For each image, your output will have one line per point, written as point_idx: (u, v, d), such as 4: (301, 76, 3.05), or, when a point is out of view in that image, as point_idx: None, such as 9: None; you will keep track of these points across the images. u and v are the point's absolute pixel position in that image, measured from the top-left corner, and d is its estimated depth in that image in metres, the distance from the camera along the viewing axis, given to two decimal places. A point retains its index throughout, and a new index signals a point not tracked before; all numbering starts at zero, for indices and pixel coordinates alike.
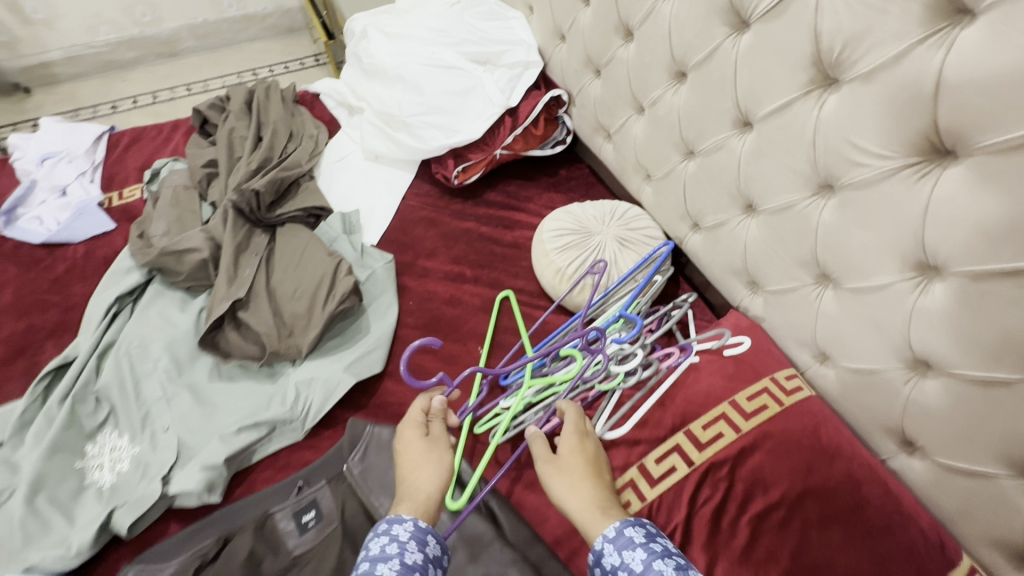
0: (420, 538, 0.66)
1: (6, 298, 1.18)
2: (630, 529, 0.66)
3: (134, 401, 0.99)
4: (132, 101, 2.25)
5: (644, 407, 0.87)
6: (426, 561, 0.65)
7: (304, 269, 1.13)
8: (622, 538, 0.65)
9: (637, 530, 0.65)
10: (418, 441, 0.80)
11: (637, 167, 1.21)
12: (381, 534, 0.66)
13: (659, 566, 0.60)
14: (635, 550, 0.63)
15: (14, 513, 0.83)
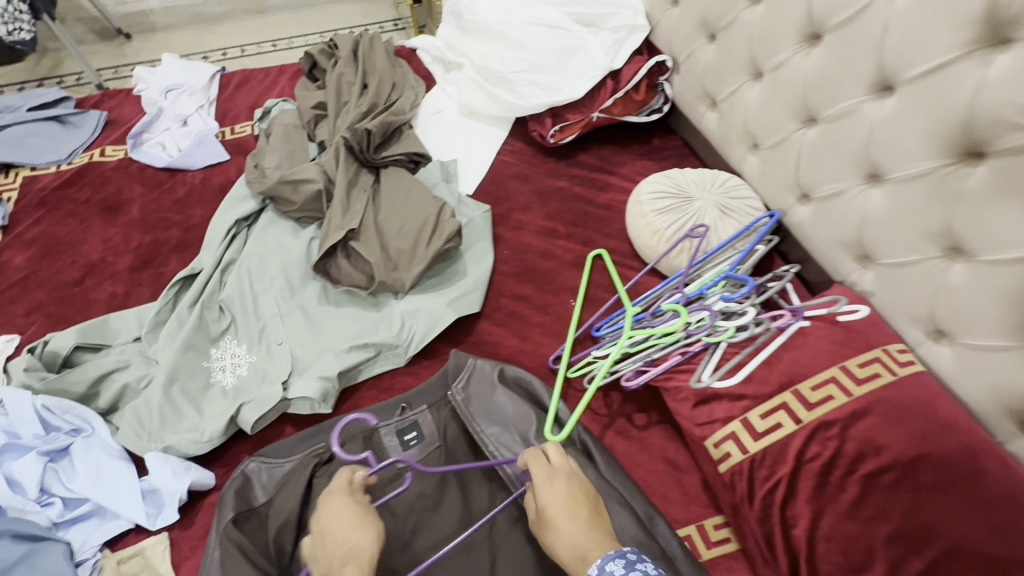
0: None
1: (134, 214, 1.27)
2: (610, 563, 0.63)
3: (253, 314, 1.06)
4: (223, 54, 2.34)
5: (750, 363, 0.87)
6: None
7: (408, 208, 1.16)
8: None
9: (617, 563, 0.62)
10: (345, 506, 0.72)
11: (744, 136, 1.19)
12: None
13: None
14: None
15: (154, 397, 0.92)
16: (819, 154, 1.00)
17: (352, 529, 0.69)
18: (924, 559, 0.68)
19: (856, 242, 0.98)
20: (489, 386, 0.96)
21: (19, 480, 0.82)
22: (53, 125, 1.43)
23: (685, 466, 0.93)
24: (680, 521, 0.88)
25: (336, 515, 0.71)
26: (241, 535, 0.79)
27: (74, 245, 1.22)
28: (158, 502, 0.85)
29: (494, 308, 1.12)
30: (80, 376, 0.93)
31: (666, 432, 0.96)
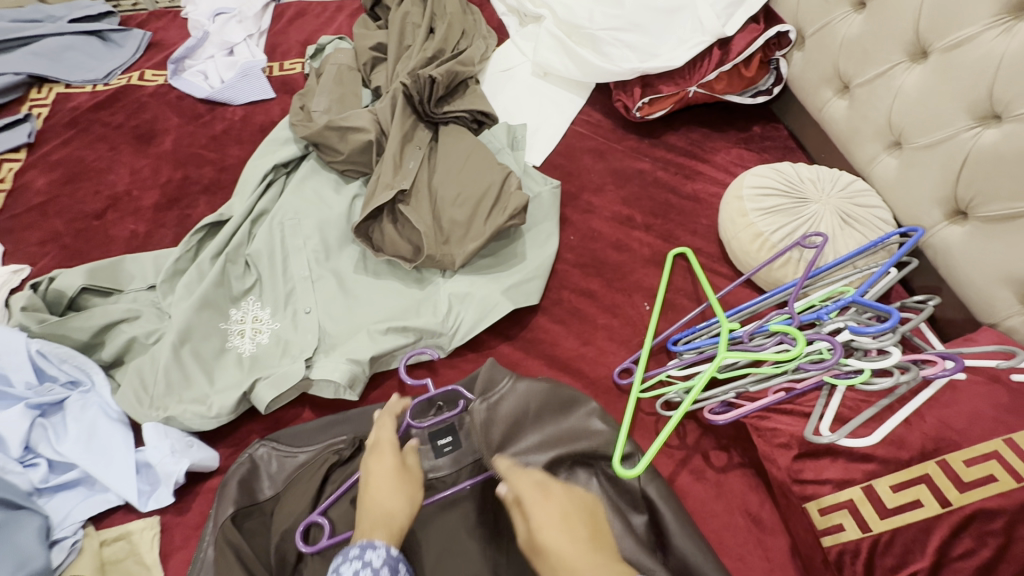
0: (393, 564, 0.56)
1: (165, 146, 1.15)
2: None
3: (282, 275, 0.93)
4: None
5: (886, 420, 0.68)
6: None
7: (468, 174, 1.00)
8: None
9: None
10: (387, 464, 0.68)
11: (883, 130, 0.98)
12: (352, 559, 0.55)
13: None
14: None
15: (162, 357, 0.80)
16: (1001, 161, 0.78)
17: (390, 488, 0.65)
18: None
19: None
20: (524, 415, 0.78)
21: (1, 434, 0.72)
22: (94, 41, 1.31)
23: (771, 526, 0.75)
24: None
25: (376, 471, 0.67)
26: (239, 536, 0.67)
27: (100, 173, 1.10)
28: (153, 479, 0.74)
29: (554, 302, 0.96)
30: (84, 322, 0.81)
31: (750, 479, 0.79)
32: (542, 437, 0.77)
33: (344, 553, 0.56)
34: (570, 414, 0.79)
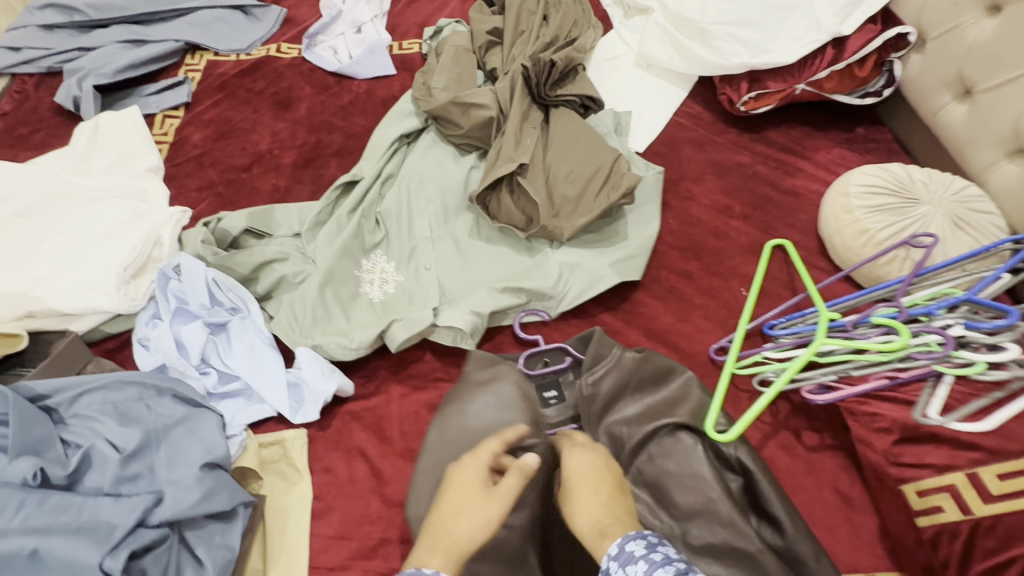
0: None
1: (301, 112, 1.27)
2: (632, 542, 0.57)
3: (407, 234, 1.02)
4: None
5: (995, 410, 0.70)
6: None
7: (581, 154, 1.06)
8: (623, 554, 0.56)
9: (639, 543, 0.57)
10: (478, 487, 0.72)
11: (1008, 138, 0.97)
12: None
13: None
14: (636, 563, 0.54)
15: (311, 294, 0.91)
16: None
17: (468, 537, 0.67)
18: None
19: None
20: (626, 388, 0.83)
21: (185, 344, 0.85)
22: (238, 15, 1.45)
23: (859, 503, 0.79)
24: (845, 565, 0.75)
25: (467, 496, 0.71)
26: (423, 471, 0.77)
27: (245, 132, 1.23)
28: (300, 397, 0.85)
29: (653, 280, 1.01)
30: (247, 258, 0.94)
31: (840, 460, 0.82)
32: (643, 408, 0.82)
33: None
34: (669, 384, 0.84)
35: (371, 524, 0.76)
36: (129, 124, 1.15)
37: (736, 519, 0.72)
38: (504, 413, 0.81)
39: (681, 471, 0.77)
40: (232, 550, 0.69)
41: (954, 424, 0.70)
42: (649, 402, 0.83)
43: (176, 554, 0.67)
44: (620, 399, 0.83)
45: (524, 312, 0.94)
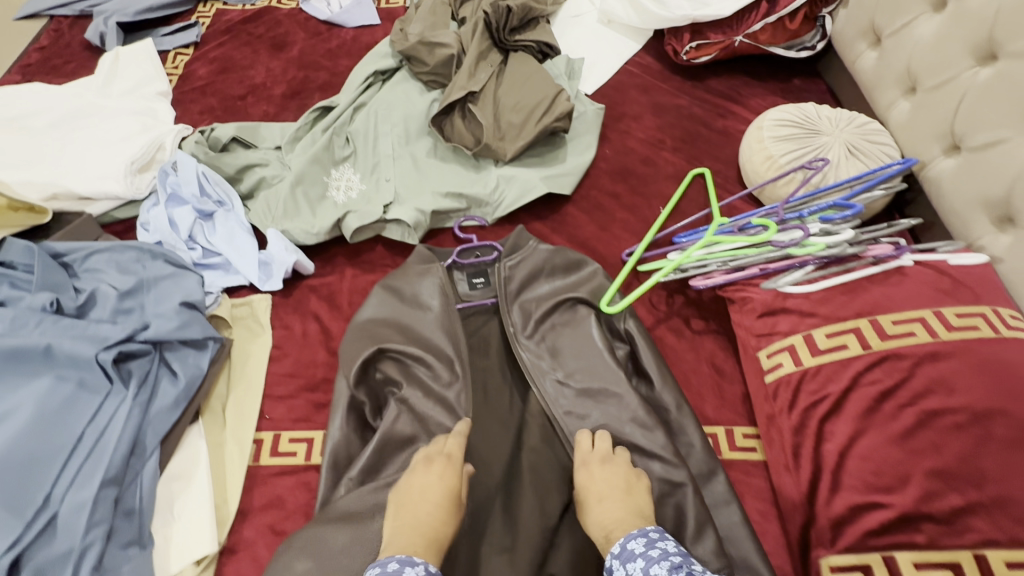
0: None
1: (293, 53, 1.43)
2: (633, 541, 0.65)
3: (372, 151, 1.18)
4: None
5: (833, 278, 0.85)
6: None
7: (528, 88, 1.20)
8: (625, 551, 0.64)
9: (639, 541, 0.64)
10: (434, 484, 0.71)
11: (903, 77, 1.08)
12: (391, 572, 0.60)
13: (657, 571, 0.59)
14: (635, 561, 0.62)
15: (284, 191, 1.08)
16: (991, 98, 0.88)
17: (441, 516, 0.68)
18: (964, 498, 0.64)
19: (1003, 202, 0.87)
20: (539, 271, 0.97)
21: (177, 224, 1.03)
22: None
23: (729, 374, 0.93)
24: (709, 419, 0.89)
25: (436, 489, 0.70)
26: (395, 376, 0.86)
27: (243, 68, 1.41)
28: (269, 272, 1.01)
29: (582, 197, 1.15)
30: (233, 161, 1.11)
31: (720, 342, 0.95)
32: (553, 287, 0.96)
33: (383, 565, 0.61)
34: (578, 271, 0.98)
35: (317, 367, 0.93)
36: (144, 56, 1.33)
37: (614, 369, 0.87)
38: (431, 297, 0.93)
39: (577, 335, 0.91)
40: (202, 369, 0.86)
41: (790, 287, 0.87)
42: (556, 283, 0.97)
43: (156, 366, 0.84)
44: (534, 280, 0.97)
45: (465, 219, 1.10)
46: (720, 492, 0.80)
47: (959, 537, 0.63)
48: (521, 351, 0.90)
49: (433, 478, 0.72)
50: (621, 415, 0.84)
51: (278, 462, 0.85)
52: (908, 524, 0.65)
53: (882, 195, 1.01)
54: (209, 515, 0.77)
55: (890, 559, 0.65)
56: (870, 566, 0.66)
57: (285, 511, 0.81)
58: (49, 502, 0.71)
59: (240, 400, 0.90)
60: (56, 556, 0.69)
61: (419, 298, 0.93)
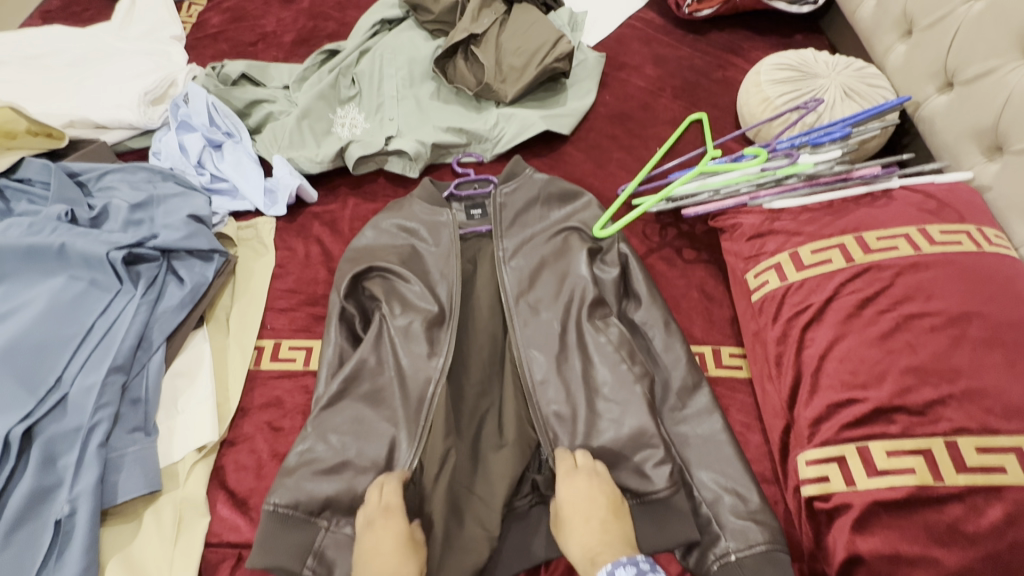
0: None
1: (303, 4, 1.46)
2: (621, 569, 0.64)
3: (377, 91, 1.21)
4: None
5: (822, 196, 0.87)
6: None
7: (531, 32, 1.22)
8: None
9: (628, 570, 0.64)
10: (393, 532, 0.67)
11: (900, 21, 1.08)
12: None
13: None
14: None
15: (290, 124, 1.12)
16: (981, 30, 0.89)
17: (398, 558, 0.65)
18: (938, 391, 0.66)
19: (993, 131, 0.88)
20: (535, 199, 0.99)
21: (187, 150, 1.06)
22: None
23: (718, 299, 0.95)
24: (697, 339, 0.91)
25: (375, 537, 0.67)
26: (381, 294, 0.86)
27: (255, 17, 1.44)
28: (274, 198, 1.04)
29: (580, 138, 1.18)
30: (242, 95, 1.15)
31: (710, 271, 0.97)
32: (546, 216, 0.98)
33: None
34: (572, 201, 1.00)
35: (318, 284, 0.97)
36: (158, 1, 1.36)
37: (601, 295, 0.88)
38: (445, 238, 0.94)
39: (564, 261, 0.92)
40: (207, 278, 0.89)
41: (779, 206, 0.89)
42: (550, 211, 0.99)
43: (164, 272, 0.87)
44: (529, 207, 0.99)
45: (463, 155, 1.12)
46: (703, 403, 0.82)
47: (932, 426, 0.64)
48: (505, 279, 0.91)
49: (387, 533, 0.67)
50: (602, 332, 0.84)
51: (278, 367, 0.88)
52: (882, 415, 0.67)
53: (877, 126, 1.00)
54: (211, 409, 0.81)
55: (864, 449, 0.66)
56: (845, 457, 0.67)
57: (284, 410, 0.84)
58: (59, 384, 0.75)
59: (243, 312, 0.93)
60: (65, 431, 0.73)
61: (437, 228, 0.95)
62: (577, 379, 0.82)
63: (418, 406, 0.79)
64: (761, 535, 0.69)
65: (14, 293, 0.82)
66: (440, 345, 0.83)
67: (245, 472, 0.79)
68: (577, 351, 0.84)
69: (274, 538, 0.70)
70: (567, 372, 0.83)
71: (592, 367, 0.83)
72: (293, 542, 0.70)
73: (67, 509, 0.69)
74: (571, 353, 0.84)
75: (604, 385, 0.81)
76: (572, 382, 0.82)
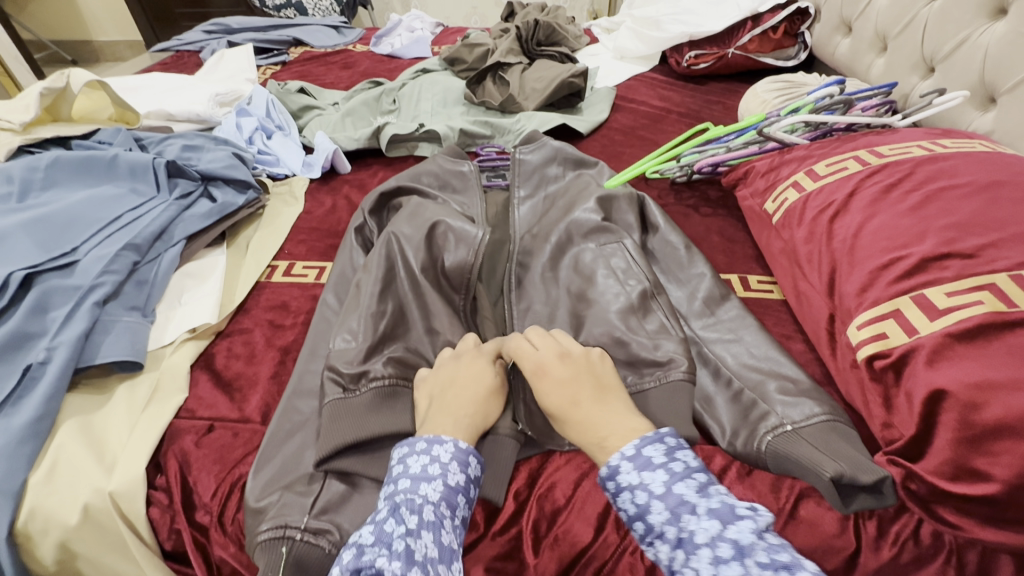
0: (463, 460, 0.54)
1: (360, 69, 1.74)
2: (649, 447, 0.52)
3: (413, 107, 1.37)
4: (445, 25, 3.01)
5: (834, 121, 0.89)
6: (467, 483, 0.53)
7: (550, 68, 1.42)
8: (641, 457, 0.51)
9: (657, 448, 0.52)
10: (486, 367, 0.63)
11: (875, 41, 1.23)
12: (418, 453, 0.54)
13: (682, 489, 0.48)
14: (655, 471, 0.50)
15: (336, 120, 1.27)
16: (946, 15, 1.01)
17: (486, 401, 0.60)
18: (986, 238, 0.59)
19: (980, 85, 0.93)
20: (550, 158, 1.04)
21: (241, 128, 1.18)
22: (332, 30, 2.04)
23: (739, 240, 0.94)
24: (724, 268, 0.88)
25: (470, 372, 0.62)
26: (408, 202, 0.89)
27: (318, 76, 1.71)
28: (312, 163, 1.14)
29: (595, 140, 1.28)
30: (298, 101, 1.34)
31: (728, 221, 0.98)
32: (564, 170, 1.04)
33: (410, 445, 0.55)
34: (585, 168, 1.05)
35: (341, 224, 0.99)
36: (244, 57, 1.62)
37: (609, 223, 0.85)
38: (472, 192, 0.98)
39: (575, 197, 0.92)
40: (236, 202, 0.94)
41: (793, 142, 0.92)
42: (565, 168, 1.04)
43: (199, 192, 0.93)
44: (548, 167, 1.03)
45: (488, 143, 1.22)
46: (734, 312, 0.74)
47: (990, 266, 0.56)
48: (521, 217, 0.96)
49: (477, 371, 0.62)
50: (609, 257, 0.81)
51: (290, 280, 0.86)
52: (932, 264, 0.60)
53: (887, 93, 0.99)
54: (214, 297, 0.79)
55: (920, 296, 0.58)
56: (900, 311, 0.59)
57: (288, 312, 0.80)
58: (74, 252, 0.76)
59: (263, 237, 0.94)
60: (66, 287, 0.71)
61: (458, 171, 1.00)
62: (588, 291, 0.77)
63: (458, 284, 0.78)
64: (817, 407, 0.59)
65: (59, 194, 0.88)
66: (462, 250, 0.79)
67: (236, 359, 0.73)
68: (587, 274, 0.79)
69: (339, 418, 0.60)
70: (553, 288, 0.81)
71: (595, 281, 0.78)
72: (363, 421, 0.60)
73: (41, 356, 0.64)
74: (572, 273, 0.81)
75: (616, 298, 0.75)
76: (572, 295, 0.78)
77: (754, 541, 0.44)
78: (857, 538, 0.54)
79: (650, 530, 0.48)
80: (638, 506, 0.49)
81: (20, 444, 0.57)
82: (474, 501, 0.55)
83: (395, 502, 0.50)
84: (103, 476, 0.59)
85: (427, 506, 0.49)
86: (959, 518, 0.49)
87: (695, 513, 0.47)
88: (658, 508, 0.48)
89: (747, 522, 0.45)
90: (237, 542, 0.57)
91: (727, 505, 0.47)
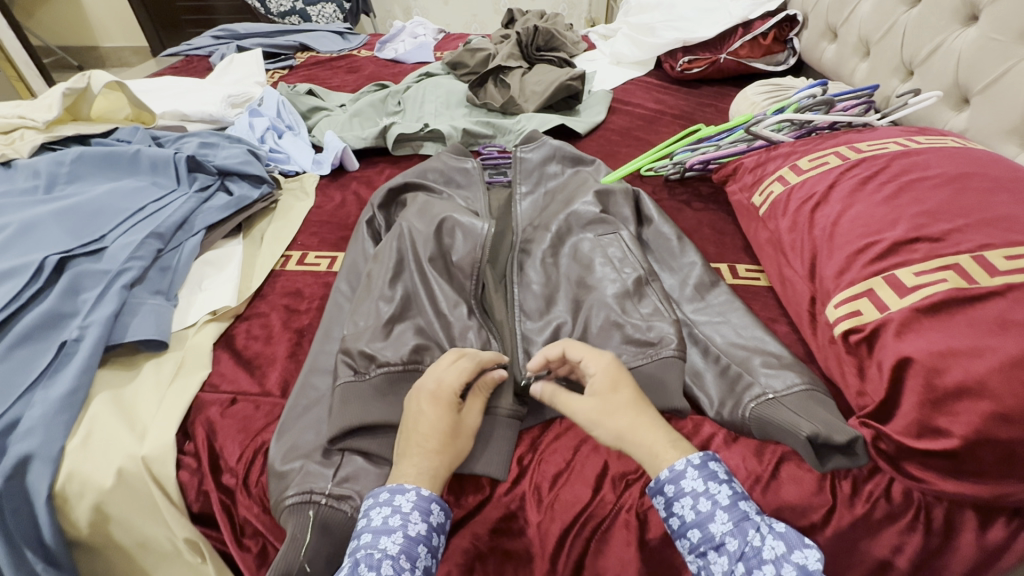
0: (425, 508, 0.54)
1: (365, 73, 1.80)
2: (714, 462, 0.55)
3: (418, 108, 1.43)
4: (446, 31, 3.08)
5: (817, 120, 0.94)
6: (430, 532, 0.53)
7: (549, 73, 1.48)
8: (708, 468, 0.54)
9: (720, 465, 0.55)
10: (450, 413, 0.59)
11: (859, 46, 1.30)
12: (381, 505, 0.54)
13: (746, 506, 0.52)
14: (721, 484, 0.53)
15: (344, 121, 1.33)
16: (923, 21, 1.07)
17: (453, 446, 0.58)
18: (951, 224, 0.64)
19: (954, 86, 0.99)
20: (547, 156, 1.09)
21: (254, 127, 1.24)
22: (337, 35, 2.10)
23: (729, 232, 0.99)
24: (714, 258, 0.94)
25: (430, 420, 0.58)
26: (418, 199, 0.94)
27: (324, 79, 1.77)
28: (321, 161, 1.19)
29: (592, 140, 1.34)
30: (306, 102, 1.40)
31: (719, 214, 1.03)
32: (563, 167, 1.09)
33: (375, 495, 0.55)
34: (582, 165, 1.10)
35: (351, 217, 1.04)
36: (253, 61, 1.68)
37: (606, 216, 0.90)
38: (475, 187, 1.03)
39: (573, 193, 0.97)
40: (251, 196, 0.99)
41: (779, 140, 0.97)
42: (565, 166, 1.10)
43: (216, 186, 0.98)
44: (547, 165, 1.09)
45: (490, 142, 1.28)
46: (723, 297, 0.79)
47: (954, 248, 0.61)
48: (521, 212, 1.01)
49: (438, 416, 0.58)
50: (605, 247, 0.85)
51: (303, 268, 0.91)
52: (903, 247, 0.65)
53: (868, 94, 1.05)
54: (233, 282, 0.84)
55: (891, 276, 0.63)
56: (873, 290, 0.64)
57: (302, 297, 0.85)
58: (102, 240, 0.81)
59: (278, 229, 0.99)
60: (96, 271, 0.76)
61: (460, 165, 1.05)
62: (587, 278, 0.82)
63: (469, 270, 0.82)
64: (797, 378, 0.64)
65: (85, 187, 0.93)
66: (472, 238, 0.85)
67: (255, 339, 0.77)
68: (586, 266, 0.83)
69: (349, 402, 0.64)
70: (551, 272, 0.86)
71: (592, 268, 0.83)
72: (369, 406, 0.64)
73: (75, 333, 0.68)
74: (571, 262, 0.86)
75: (609, 284, 0.80)
76: (572, 281, 0.83)
77: (820, 569, 0.48)
78: (834, 497, 0.59)
79: (708, 538, 0.52)
80: (699, 516, 0.52)
81: (58, 413, 0.62)
82: (439, 550, 0.55)
83: (356, 558, 0.50)
84: (136, 442, 0.63)
85: (385, 561, 0.49)
86: (923, 472, 0.55)
87: (760, 530, 0.51)
88: (723, 518, 0.51)
89: (813, 551, 0.50)
90: (261, 504, 0.62)
91: (793, 531, 0.51)
